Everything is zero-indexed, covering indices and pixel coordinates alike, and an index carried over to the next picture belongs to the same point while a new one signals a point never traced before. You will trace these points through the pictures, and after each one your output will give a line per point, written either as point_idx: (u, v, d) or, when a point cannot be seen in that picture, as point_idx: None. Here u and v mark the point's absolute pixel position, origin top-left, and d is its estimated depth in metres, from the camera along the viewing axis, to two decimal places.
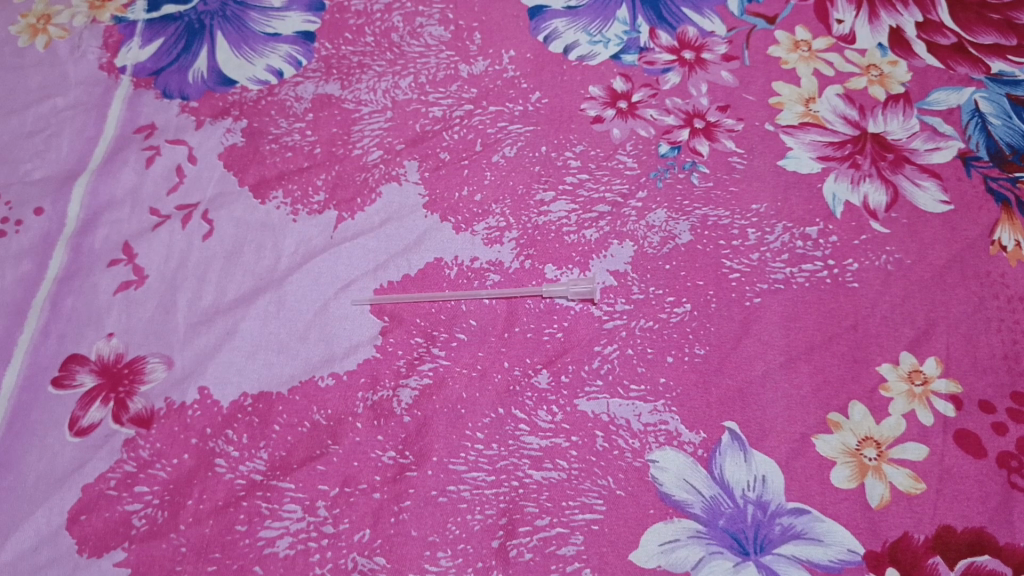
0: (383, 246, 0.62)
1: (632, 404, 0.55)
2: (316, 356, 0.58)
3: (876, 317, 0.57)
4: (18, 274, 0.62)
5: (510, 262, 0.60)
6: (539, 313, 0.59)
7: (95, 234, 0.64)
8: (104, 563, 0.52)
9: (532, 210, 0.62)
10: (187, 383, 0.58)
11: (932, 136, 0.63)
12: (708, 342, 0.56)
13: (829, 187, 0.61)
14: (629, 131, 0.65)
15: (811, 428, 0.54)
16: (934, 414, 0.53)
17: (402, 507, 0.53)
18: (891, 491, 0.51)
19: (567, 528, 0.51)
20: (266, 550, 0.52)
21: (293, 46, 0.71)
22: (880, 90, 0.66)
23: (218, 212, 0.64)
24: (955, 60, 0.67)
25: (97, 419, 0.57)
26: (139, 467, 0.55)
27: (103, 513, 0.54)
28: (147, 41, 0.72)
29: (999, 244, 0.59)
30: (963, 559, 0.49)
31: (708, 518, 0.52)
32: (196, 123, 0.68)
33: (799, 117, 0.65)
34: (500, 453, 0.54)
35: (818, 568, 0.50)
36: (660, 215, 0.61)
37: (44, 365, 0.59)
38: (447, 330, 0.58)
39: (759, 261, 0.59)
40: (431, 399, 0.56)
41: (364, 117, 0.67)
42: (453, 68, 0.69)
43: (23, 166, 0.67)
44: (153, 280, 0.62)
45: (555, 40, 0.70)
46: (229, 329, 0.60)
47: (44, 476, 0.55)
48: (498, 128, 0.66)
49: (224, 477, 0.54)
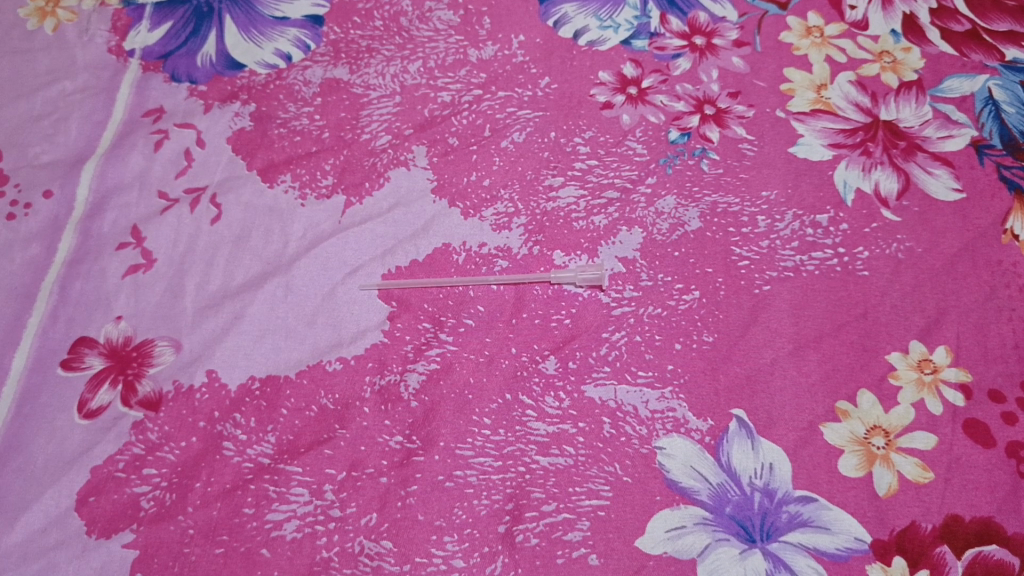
0: (391, 232, 0.62)
1: (639, 391, 0.55)
2: (324, 341, 0.58)
3: (886, 306, 0.56)
4: (27, 257, 0.62)
5: (519, 248, 0.60)
6: (547, 299, 0.59)
7: (103, 217, 0.64)
8: (113, 544, 0.52)
9: (542, 196, 0.62)
10: (195, 367, 0.58)
11: (944, 123, 0.63)
12: (716, 329, 0.56)
13: (840, 174, 0.61)
14: (639, 117, 0.65)
15: (819, 416, 0.53)
16: (944, 403, 0.53)
17: (409, 491, 0.53)
18: (900, 480, 0.51)
19: (574, 514, 0.51)
20: (273, 533, 0.52)
21: (301, 31, 0.71)
22: (892, 77, 0.65)
23: (226, 196, 0.64)
24: (968, 47, 0.66)
25: (106, 401, 0.57)
26: (147, 450, 0.55)
27: (111, 496, 0.54)
28: (156, 25, 0.72)
29: (1011, 232, 0.58)
30: (971, 549, 0.49)
31: (715, 505, 0.52)
32: (204, 106, 0.68)
33: (810, 104, 0.64)
34: (507, 438, 0.54)
35: (825, 556, 0.50)
36: (669, 201, 0.61)
37: (54, 347, 0.59)
38: (455, 316, 0.58)
39: (768, 249, 0.58)
40: (438, 384, 0.56)
41: (372, 101, 0.67)
42: (462, 53, 0.69)
43: (32, 149, 0.67)
44: (161, 264, 0.62)
45: (565, 24, 0.70)
46: (237, 312, 0.60)
47: (53, 457, 0.55)
48: (507, 113, 0.66)
49: (232, 460, 0.55)
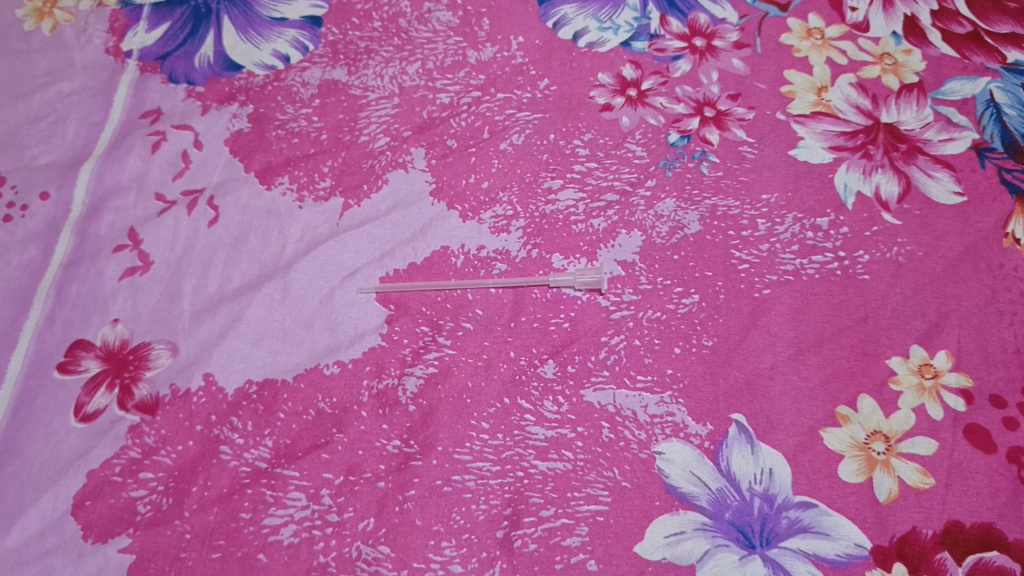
0: (389, 234, 0.62)
1: (638, 395, 0.54)
2: (322, 344, 0.58)
3: (887, 310, 0.56)
4: (24, 259, 0.62)
5: (518, 251, 0.60)
6: (546, 302, 0.58)
7: (101, 220, 0.64)
8: (109, 549, 0.52)
9: (540, 199, 0.62)
10: (192, 370, 0.58)
11: (945, 126, 0.62)
12: (716, 333, 0.56)
13: (841, 177, 0.60)
14: (639, 119, 0.64)
15: (819, 421, 0.53)
16: (945, 408, 0.53)
17: (406, 496, 0.53)
18: (900, 485, 0.51)
19: (572, 520, 0.51)
20: (270, 538, 0.52)
21: (300, 32, 0.71)
22: (893, 79, 0.65)
23: (224, 198, 0.64)
24: (970, 49, 0.66)
25: (102, 405, 0.57)
26: (144, 454, 0.55)
27: (108, 500, 0.54)
28: (153, 25, 0.71)
29: (1012, 236, 0.58)
30: (972, 555, 0.49)
31: (714, 510, 0.51)
32: (202, 108, 0.68)
33: (811, 106, 0.64)
34: (505, 443, 0.54)
35: (825, 563, 0.49)
36: (668, 204, 0.61)
37: (50, 351, 0.59)
38: (453, 319, 0.58)
39: (769, 252, 0.58)
40: (436, 388, 0.56)
41: (371, 103, 0.67)
42: (461, 54, 0.69)
43: (30, 151, 0.67)
44: (158, 266, 0.62)
45: (565, 26, 0.69)
46: (234, 316, 0.59)
47: (49, 461, 0.55)
48: (506, 115, 0.65)
49: (229, 464, 0.54)
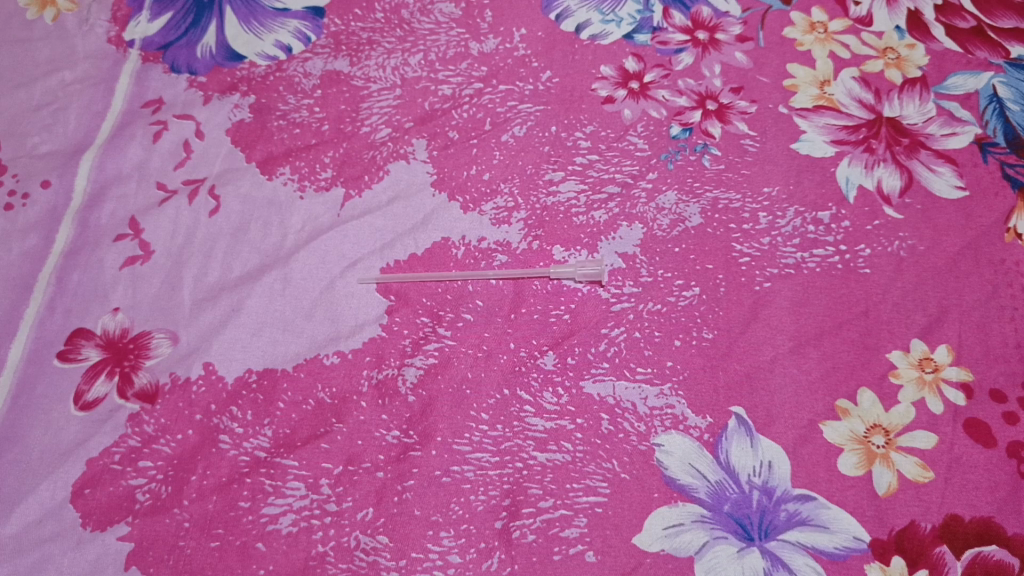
0: (390, 225, 0.62)
1: (638, 387, 0.54)
2: (322, 334, 0.58)
3: (888, 304, 0.56)
4: (24, 247, 0.62)
5: (518, 243, 0.60)
6: (546, 294, 0.58)
7: (102, 208, 0.64)
8: (108, 537, 0.52)
9: (542, 190, 0.62)
10: (192, 359, 0.58)
11: (948, 120, 0.62)
12: (716, 326, 0.56)
13: (843, 171, 0.60)
14: (641, 112, 0.64)
15: (819, 415, 0.53)
16: (945, 402, 0.52)
17: (405, 486, 0.53)
18: (900, 479, 0.51)
19: (570, 511, 0.51)
20: (268, 527, 0.52)
21: (302, 22, 0.71)
22: (897, 73, 0.65)
23: (224, 188, 0.64)
24: (973, 44, 0.66)
25: (102, 393, 0.57)
26: (143, 442, 0.55)
27: (107, 488, 0.54)
28: (156, 15, 0.71)
29: (1013, 231, 0.58)
30: (971, 549, 0.49)
31: (713, 503, 0.51)
32: (203, 98, 0.68)
33: (813, 100, 0.64)
34: (505, 434, 0.54)
35: (824, 555, 0.49)
36: (670, 197, 0.60)
37: (50, 339, 0.59)
38: (453, 310, 0.58)
39: (770, 246, 0.58)
40: (436, 378, 0.56)
41: (373, 94, 0.67)
42: (463, 46, 0.69)
43: (31, 140, 0.67)
44: (159, 255, 0.62)
45: (567, 18, 0.69)
46: (234, 305, 0.59)
47: (48, 449, 0.55)
48: (508, 107, 0.65)
49: (228, 454, 0.54)
